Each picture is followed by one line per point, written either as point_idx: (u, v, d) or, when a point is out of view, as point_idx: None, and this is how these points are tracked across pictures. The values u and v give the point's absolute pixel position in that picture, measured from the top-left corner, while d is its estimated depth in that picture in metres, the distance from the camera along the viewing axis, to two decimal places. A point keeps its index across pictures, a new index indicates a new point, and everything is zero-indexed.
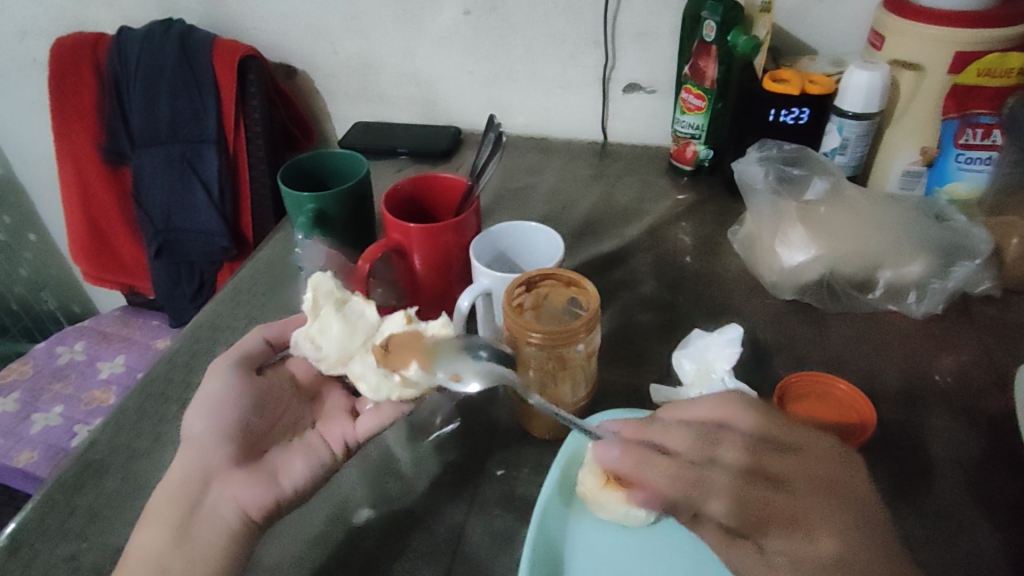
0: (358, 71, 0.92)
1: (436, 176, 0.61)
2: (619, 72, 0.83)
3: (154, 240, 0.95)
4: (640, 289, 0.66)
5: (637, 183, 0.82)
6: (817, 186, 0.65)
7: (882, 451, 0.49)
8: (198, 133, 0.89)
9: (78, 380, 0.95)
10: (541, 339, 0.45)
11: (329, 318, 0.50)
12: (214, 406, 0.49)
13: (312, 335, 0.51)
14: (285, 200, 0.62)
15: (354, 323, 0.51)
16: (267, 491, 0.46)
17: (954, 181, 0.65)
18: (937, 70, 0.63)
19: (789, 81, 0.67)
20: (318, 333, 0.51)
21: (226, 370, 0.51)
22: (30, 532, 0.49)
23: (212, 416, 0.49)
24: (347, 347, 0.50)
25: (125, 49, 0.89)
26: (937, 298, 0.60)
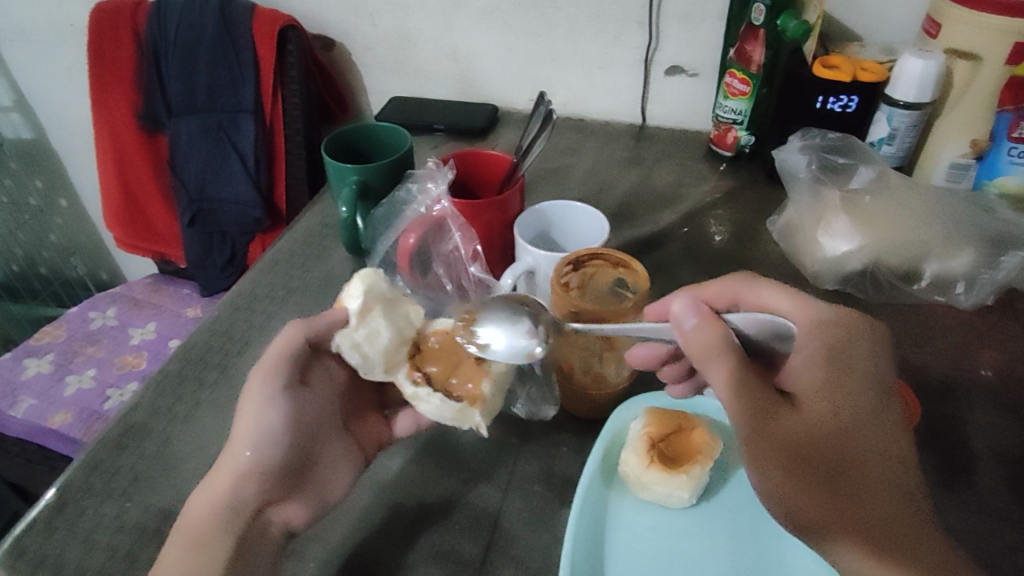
0: (397, 45, 0.92)
1: (482, 152, 0.61)
2: (661, 53, 0.82)
3: (188, 209, 0.97)
4: (677, 275, 0.66)
5: (674, 167, 0.81)
6: (862, 175, 0.63)
7: (926, 442, 0.49)
8: (236, 103, 0.90)
9: (110, 345, 0.98)
10: (589, 317, 0.47)
11: (379, 323, 0.48)
12: (266, 427, 0.47)
13: (358, 340, 0.48)
14: (329, 171, 0.62)
15: (402, 331, 0.49)
16: (311, 504, 0.48)
17: (1003, 175, 0.62)
18: (994, 61, 0.61)
19: (839, 67, 0.66)
20: (365, 339, 0.48)
21: (261, 387, 0.48)
22: (75, 490, 0.51)
23: (262, 440, 0.47)
24: (393, 356, 0.48)
25: (165, 16, 0.90)
26: (986, 290, 0.58)
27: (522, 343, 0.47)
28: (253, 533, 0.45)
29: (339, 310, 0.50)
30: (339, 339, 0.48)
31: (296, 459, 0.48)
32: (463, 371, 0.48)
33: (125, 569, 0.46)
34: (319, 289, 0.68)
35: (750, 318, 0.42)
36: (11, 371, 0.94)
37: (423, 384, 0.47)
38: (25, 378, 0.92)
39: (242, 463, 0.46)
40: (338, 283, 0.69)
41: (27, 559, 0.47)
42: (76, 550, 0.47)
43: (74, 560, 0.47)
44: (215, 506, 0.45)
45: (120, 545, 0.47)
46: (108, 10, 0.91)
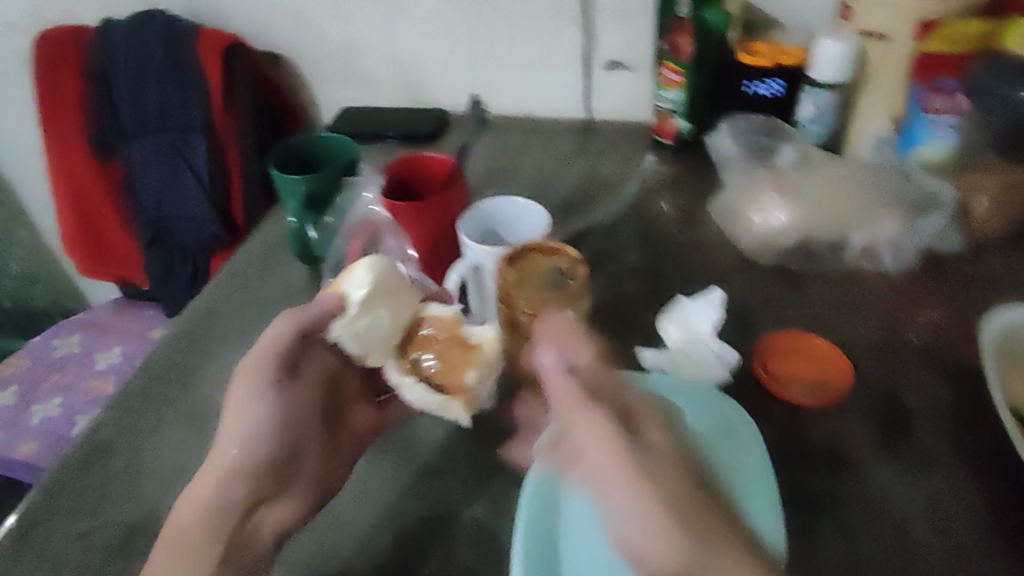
0: (343, 56, 0.94)
1: (421, 155, 0.63)
2: (599, 49, 0.84)
3: (147, 230, 0.99)
4: (625, 260, 0.68)
5: (619, 158, 0.83)
6: (788, 152, 0.66)
7: (863, 398, 0.53)
8: (185, 122, 0.91)
9: (75, 372, 0.97)
10: (536, 306, 0.50)
11: (381, 314, 0.50)
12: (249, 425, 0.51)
13: (360, 331, 0.49)
14: (277, 182, 0.63)
15: (400, 322, 0.51)
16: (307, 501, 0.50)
17: (923, 144, 0.64)
18: (902, 39, 0.64)
19: (762, 54, 0.71)
20: (366, 328, 0.50)
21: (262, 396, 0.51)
22: (36, 514, 0.52)
23: (246, 440, 0.51)
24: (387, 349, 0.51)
25: (110, 40, 0.90)
26: (908, 252, 0.62)
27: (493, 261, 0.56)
28: (239, 540, 0.48)
29: (336, 294, 0.51)
30: (341, 330, 0.49)
31: (281, 454, 0.52)
32: (452, 358, 0.51)
33: None
34: (278, 300, 0.69)
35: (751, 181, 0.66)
36: None
37: (409, 375, 0.51)
38: None
39: (228, 461, 0.50)
40: (295, 292, 0.70)
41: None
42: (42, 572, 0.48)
43: None
44: (205, 513, 0.48)
45: (86, 564, 0.48)
46: (52, 38, 0.91)
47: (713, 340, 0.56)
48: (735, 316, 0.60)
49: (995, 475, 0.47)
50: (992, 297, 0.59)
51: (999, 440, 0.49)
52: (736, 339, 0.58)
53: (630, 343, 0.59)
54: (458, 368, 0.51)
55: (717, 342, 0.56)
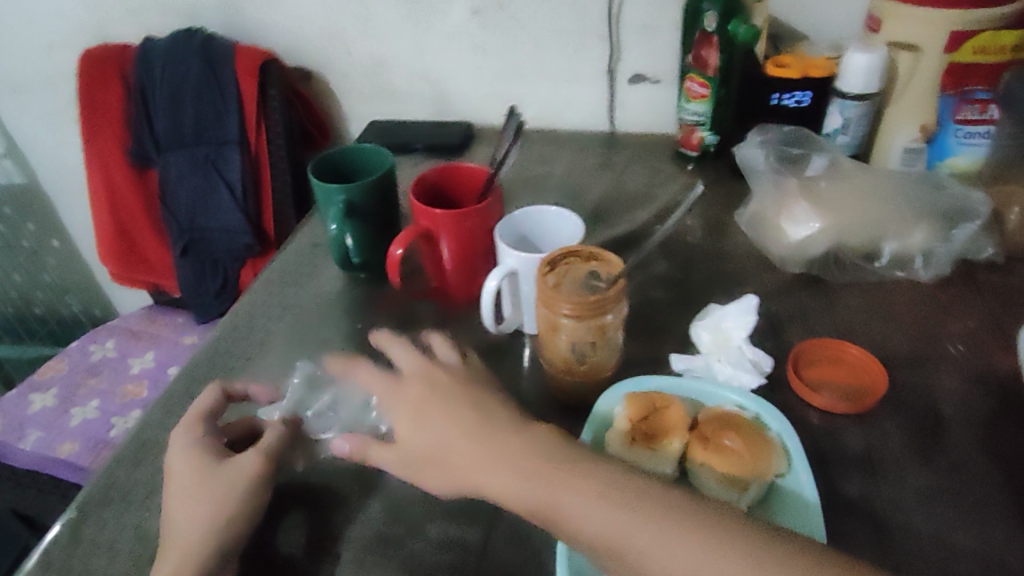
0: (372, 71, 0.96)
1: (458, 165, 0.65)
2: (624, 64, 0.87)
3: (180, 240, 0.99)
4: (654, 268, 0.69)
5: (645, 170, 0.84)
6: (816, 164, 0.68)
7: (896, 409, 0.53)
8: (221, 135, 0.93)
9: (111, 376, 0.99)
10: (574, 311, 0.49)
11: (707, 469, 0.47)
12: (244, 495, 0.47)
13: (716, 473, 0.46)
14: (315, 191, 0.65)
15: (731, 458, 0.47)
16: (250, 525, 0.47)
17: (954, 155, 0.67)
18: (934, 50, 0.65)
19: (789, 65, 0.72)
20: (709, 469, 0.46)
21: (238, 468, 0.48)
22: (95, 501, 0.51)
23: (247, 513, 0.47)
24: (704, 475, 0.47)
25: (149, 57, 0.93)
26: (941, 261, 0.63)
27: (510, 263, 0.57)
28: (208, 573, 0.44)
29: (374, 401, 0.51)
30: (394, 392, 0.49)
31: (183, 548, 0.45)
32: (711, 457, 0.47)
33: None
34: (312, 304, 0.70)
35: (795, 208, 0.65)
36: (17, 406, 0.95)
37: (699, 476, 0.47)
38: (31, 412, 0.94)
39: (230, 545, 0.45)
40: (331, 295, 0.71)
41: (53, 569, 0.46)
42: (100, 559, 0.47)
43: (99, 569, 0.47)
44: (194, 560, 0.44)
45: (140, 555, 0.47)
46: (96, 56, 0.94)
47: (745, 345, 0.57)
48: (768, 323, 0.61)
49: None
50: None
51: None
52: (768, 345, 0.59)
53: (664, 349, 0.60)
54: (754, 456, 0.47)
55: (749, 348, 0.57)
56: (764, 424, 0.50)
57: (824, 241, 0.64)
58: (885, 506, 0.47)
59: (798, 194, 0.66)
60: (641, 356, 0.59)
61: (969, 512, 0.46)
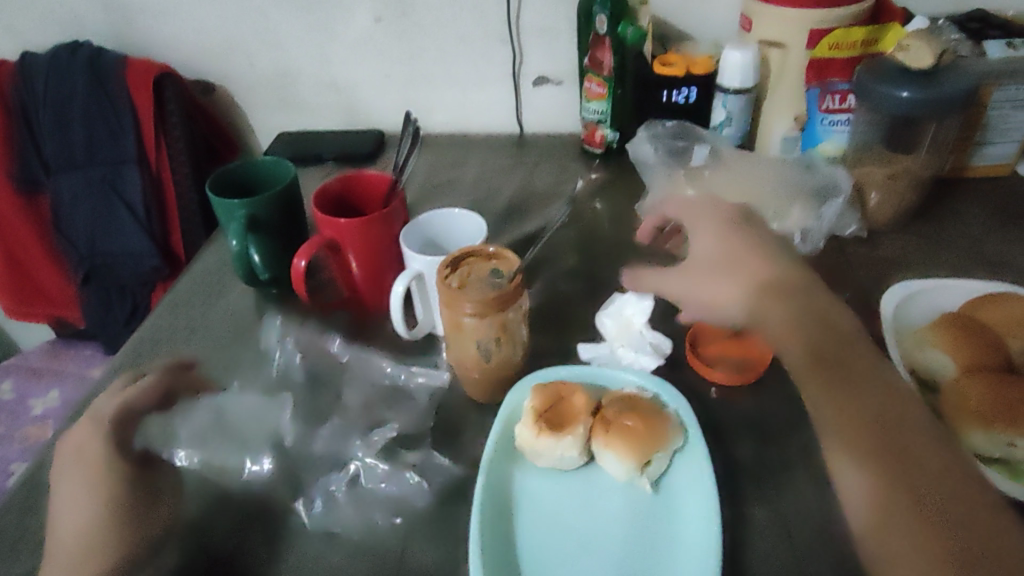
0: (277, 83, 0.95)
1: (361, 173, 0.65)
2: (527, 67, 0.89)
3: (80, 267, 0.94)
4: (562, 263, 0.71)
5: (554, 168, 0.87)
6: (700, 153, 0.73)
7: (783, 377, 0.57)
8: (117, 155, 0.89)
9: (8, 420, 0.93)
10: (477, 308, 0.51)
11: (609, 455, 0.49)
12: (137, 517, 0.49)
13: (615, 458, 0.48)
14: (214, 207, 0.64)
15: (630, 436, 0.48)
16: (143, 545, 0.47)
17: (823, 142, 0.72)
18: (797, 47, 0.71)
19: (675, 64, 0.75)
20: (611, 457, 0.49)
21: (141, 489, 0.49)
22: None
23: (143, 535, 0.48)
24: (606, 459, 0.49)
25: (30, 77, 0.89)
26: (817, 236, 0.68)
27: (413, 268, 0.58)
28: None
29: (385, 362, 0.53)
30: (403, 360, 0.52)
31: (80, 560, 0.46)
32: (612, 438, 0.49)
33: None
34: (220, 325, 0.68)
35: (686, 199, 0.69)
36: None
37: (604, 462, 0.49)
38: None
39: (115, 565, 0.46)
40: (241, 313, 0.70)
41: None
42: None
43: None
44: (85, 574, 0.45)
45: None
46: None
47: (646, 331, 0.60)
48: (667, 308, 0.64)
49: None
50: (891, 274, 0.66)
51: None
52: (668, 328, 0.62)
53: (573, 339, 0.62)
54: (650, 429, 0.49)
55: (649, 333, 0.60)
56: (661, 402, 0.53)
57: None
58: (780, 469, 0.50)
59: (687, 184, 0.70)
60: (551, 348, 0.61)
61: None
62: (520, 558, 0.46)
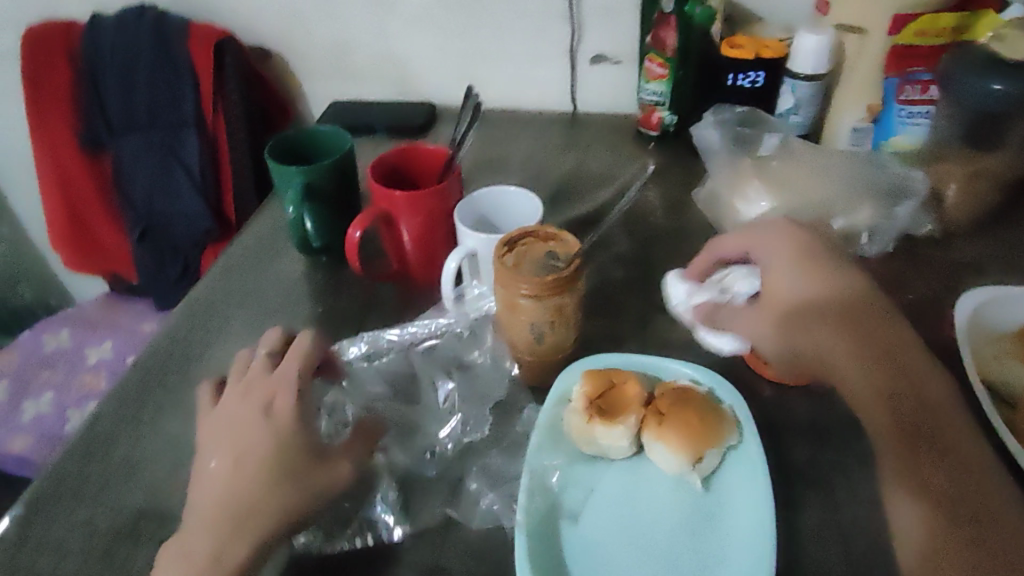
0: (331, 52, 0.95)
1: (418, 146, 0.65)
2: (585, 44, 0.87)
3: (137, 225, 0.98)
4: (614, 248, 0.70)
5: (607, 150, 0.85)
6: (769, 142, 0.70)
7: None
8: (177, 117, 0.91)
9: (66, 368, 0.97)
10: (533, 289, 0.50)
11: (660, 448, 0.48)
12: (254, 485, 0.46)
13: (666, 453, 0.48)
14: (273, 173, 0.64)
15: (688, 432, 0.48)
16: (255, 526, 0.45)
17: (896, 135, 0.69)
18: (878, 33, 0.68)
19: (744, 47, 0.72)
20: (660, 451, 0.48)
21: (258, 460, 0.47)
22: (45, 499, 0.50)
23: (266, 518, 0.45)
24: (658, 454, 0.48)
25: (98, 36, 0.90)
26: (886, 238, 0.66)
27: (467, 246, 0.58)
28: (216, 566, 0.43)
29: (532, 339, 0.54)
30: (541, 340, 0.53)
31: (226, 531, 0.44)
32: (665, 434, 0.48)
33: (102, 568, 0.46)
34: (273, 290, 0.69)
35: (751, 196, 0.67)
36: None
37: (655, 452, 0.49)
38: None
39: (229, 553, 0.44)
40: (293, 280, 0.70)
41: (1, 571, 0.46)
42: (51, 557, 0.47)
43: (50, 566, 0.46)
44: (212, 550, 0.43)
45: (95, 547, 0.47)
46: (40, 33, 0.91)
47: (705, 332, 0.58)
48: None
49: None
50: (960, 278, 0.63)
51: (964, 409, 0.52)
52: None
53: (623, 326, 0.61)
54: (707, 426, 0.48)
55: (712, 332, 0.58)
56: (716, 397, 0.52)
57: (776, 223, 0.65)
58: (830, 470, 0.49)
59: (752, 179, 0.67)
60: (600, 334, 0.61)
61: None
62: (565, 544, 0.45)
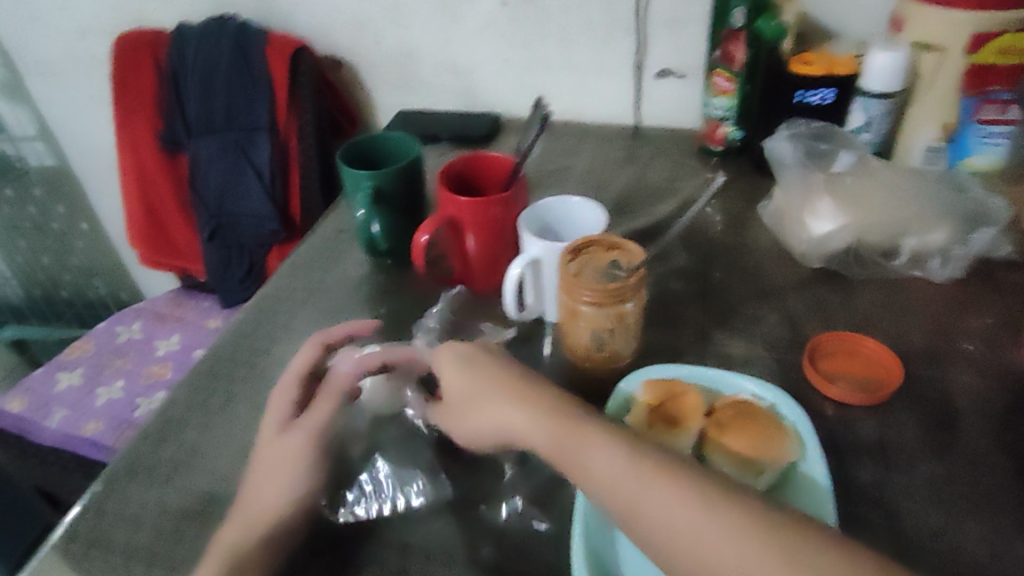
0: (398, 62, 0.98)
1: (484, 155, 0.66)
2: (651, 58, 0.88)
3: (208, 225, 1.01)
4: (674, 262, 0.70)
5: (667, 164, 0.85)
6: (844, 160, 0.69)
7: (909, 404, 0.53)
8: (250, 122, 0.95)
9: (136, 357, 1.02)
10: (595, 297, 0.51)
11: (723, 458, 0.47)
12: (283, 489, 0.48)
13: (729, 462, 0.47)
14: (345, 178, 0.67)
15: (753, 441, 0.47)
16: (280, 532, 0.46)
17: (971, 155, 0.68)
18: (956, 50, 0.66)
19: (815, 63, 0.71)
20: (727, 462, 0.47)
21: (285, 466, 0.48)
22: (122, 477, 0.53)
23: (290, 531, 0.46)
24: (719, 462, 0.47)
25: (183, 45, 0.96)
26: (958, 262, 0.64)
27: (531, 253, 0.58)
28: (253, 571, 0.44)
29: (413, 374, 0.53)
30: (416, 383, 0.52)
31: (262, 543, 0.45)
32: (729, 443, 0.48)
33: (173, 543, 0.48)
34: (339, 289, 0.72)
35: (823, 206, 0.65)
36: (44, 385, 0.98)
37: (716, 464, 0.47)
38: (57, 391, 0.97)
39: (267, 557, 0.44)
40: (358, 280, 0.73)
41: (80, 542, 0.49)
42: (124, 531, 0.49)
43: (124, 539, 0.49)
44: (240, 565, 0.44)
45: (168, 523, 0.50)
46: (130, 42, 0.97)
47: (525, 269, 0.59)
48: (785, 319, 0.62)
49: None
50: None
51: None
52: (786, 337, 0.60)
53: (683, 338, 0.61)
54: (773, 439, 0.48)
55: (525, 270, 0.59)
56: (780, 413, 0.51)
57: (845, 241, 0.65)
58: (896, 494, 0.48)
59: (823, 189, 0.66)
60: (660, 347, 0.60)
61: (980, 499, 0.47)
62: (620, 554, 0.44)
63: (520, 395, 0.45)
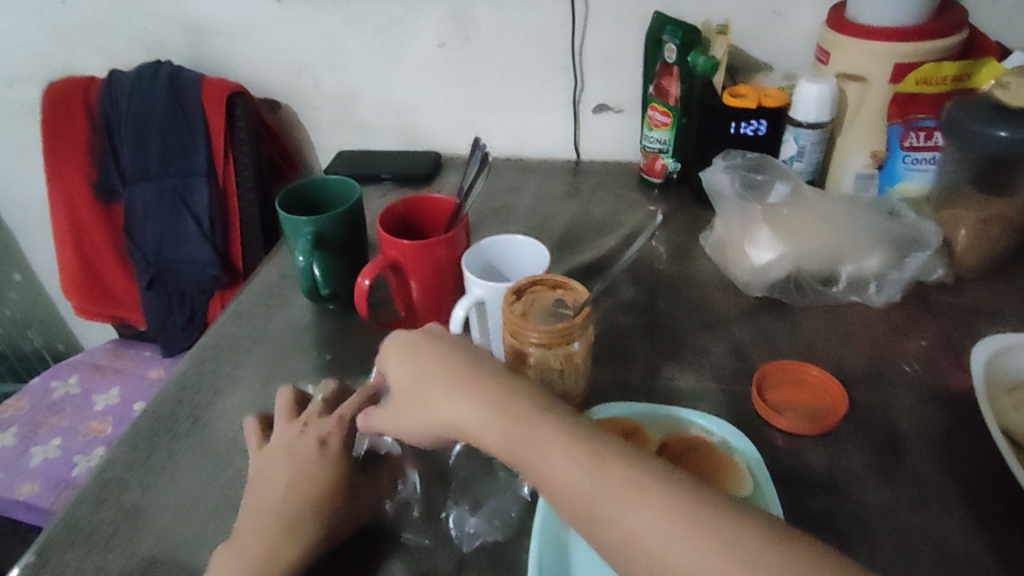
0: (338, 103, 0.97)
1: (425, 196, 0.65)
2: (587, 94, 0.89)
3: (145, 273, 0.97)
4: (620, 296, 0.69)
5: (610, 198, 0.86)
6: (779, 190, 0.70)
7: (856, 430, 0.53)
8: (188, 168, 0.92)
9: (74, 413, 0.96)
10: (540, 339, 0.50)
11: None
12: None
13: None
14: (284, 225, 0.65)
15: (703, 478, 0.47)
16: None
17: (903, 181, 0.70)
18: (880, 81, 0.69)
19: (746, 95, 0.72)
20: None
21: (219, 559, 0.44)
22: (57, 546, 0.49)
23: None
24: None
25: (116, 92, 0.93)
26: (894, 288, 0.65)
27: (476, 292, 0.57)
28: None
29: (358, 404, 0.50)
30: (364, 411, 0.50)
31: None
32: None
33: None
34: (280, 337, 0.69)
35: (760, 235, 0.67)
36: None
37: None
38: None
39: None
40: (302, 326, 0.70)
41: None
42: None
43: None
44: None
45: None
46: (61, 90, 0.93)
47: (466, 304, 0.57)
48: (731, 349, 0.62)
49: (982, 492, 0.49)
50: (975, 324, 0.62)
51: (986, 461, 0.51)
52: (733, 367, 0.60)
53: (631, 373, 0.60)
54: (720, 477, 0.47)
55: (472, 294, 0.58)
56: (731, 448, 0.50)
57: (785, 268, 0.65)
58: (850, 522, 0.47)
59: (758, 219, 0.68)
60: (608, 384, 0.59)
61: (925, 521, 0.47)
62: None
63: (463, 389, 0.44)
